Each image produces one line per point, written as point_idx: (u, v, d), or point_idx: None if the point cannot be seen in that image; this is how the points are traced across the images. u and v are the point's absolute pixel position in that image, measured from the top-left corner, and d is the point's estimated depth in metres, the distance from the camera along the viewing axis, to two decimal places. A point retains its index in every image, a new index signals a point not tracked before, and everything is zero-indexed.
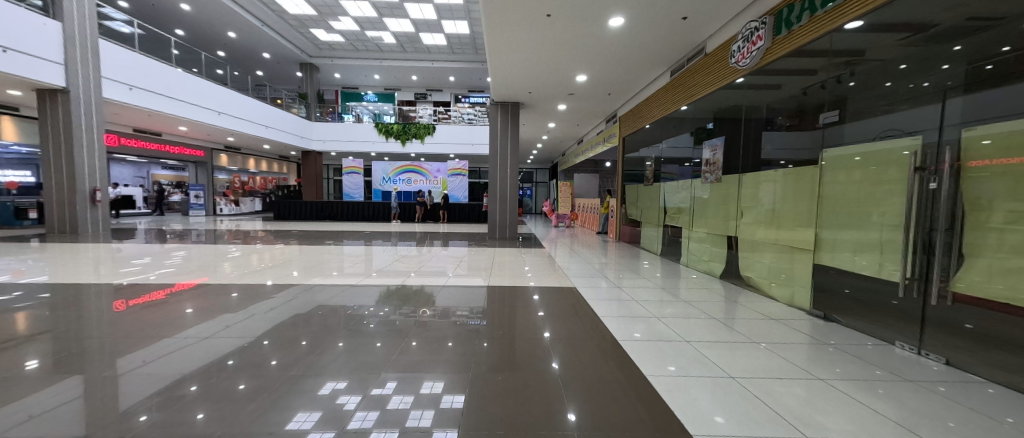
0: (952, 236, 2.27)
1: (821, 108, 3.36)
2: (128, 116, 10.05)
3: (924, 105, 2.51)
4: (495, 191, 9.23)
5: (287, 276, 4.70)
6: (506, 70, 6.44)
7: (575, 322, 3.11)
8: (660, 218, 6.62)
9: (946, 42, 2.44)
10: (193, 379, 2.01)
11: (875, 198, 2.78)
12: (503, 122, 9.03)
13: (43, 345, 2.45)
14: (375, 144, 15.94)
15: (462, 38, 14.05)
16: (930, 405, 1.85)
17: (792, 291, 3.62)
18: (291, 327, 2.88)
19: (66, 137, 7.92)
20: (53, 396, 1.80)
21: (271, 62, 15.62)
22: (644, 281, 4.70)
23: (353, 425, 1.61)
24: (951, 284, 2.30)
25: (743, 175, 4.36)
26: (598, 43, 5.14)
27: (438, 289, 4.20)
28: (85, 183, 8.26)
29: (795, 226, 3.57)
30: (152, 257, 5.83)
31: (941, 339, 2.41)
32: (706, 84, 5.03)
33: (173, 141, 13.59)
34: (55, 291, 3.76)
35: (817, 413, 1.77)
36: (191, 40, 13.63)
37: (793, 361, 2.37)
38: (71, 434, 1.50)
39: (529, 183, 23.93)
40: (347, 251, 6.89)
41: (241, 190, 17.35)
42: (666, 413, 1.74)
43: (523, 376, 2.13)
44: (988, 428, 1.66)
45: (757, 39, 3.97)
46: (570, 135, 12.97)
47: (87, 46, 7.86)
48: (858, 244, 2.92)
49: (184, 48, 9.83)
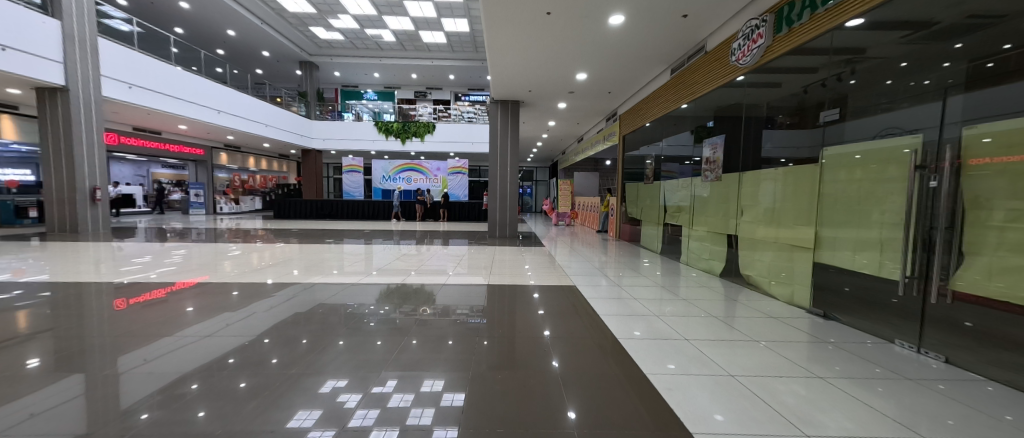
0: (952, 234, 2.27)
1: (821, 106, 3.37)
2: (127, 115, 10.04)
3: (925, 103, 2.51)
4: (495, 189, 9.21)
5: (288, 274, 4.71)
6: (506, 68, 6.43)
7: (575, 320, 3.12)
8: (660, 216, 6.62)
9: (948, 40, 2.43)
10: (193, 377, 2.02)
11: (876, 197, 2.78)
12: (503, 120, 9.01)
13: (44, 343, 2.46)
14: (375, 142, 15.90)
15: (462, 36, 14.02)
16: (930, 403, 1.86)
17: (792, 290, 3.62)
18: (291, 325, 2.89)
19: (66, 136, 7.91)
20: (53, 395, 1.80)
21: (270, 61, 15.59)
22: (644, 279, 4.71)
23: (353, 423, 1.61)
24: (951, 283, 2.30)
25: (743, 173, 4.37)
26: (599, 40, 5.13)
27: (438, 287, 4.21)
28: (85, 182, 8.25)
29: (795, 225, 3.57)
30: (152, 255, 5.85)
31: (940, 337, 2.42)
32: (706, 82, 5.04)
33: (173, 139, 13.59)
34: (56, 290, 3.78)
35: (817, 411, 1.77)
36: (191, 38, 13.60)
37: (792, 360, 2.37)
38: (72, 432, 1.50)
39: (529, 181, 23.94)
40: (348, 249, 6.91)
41: (241, 189, 17.36)
42: (666, 412, 1.75)
43: (523, 374, 2.14)
44: (989, 426, 1.66)
45: (757, 37, 3.99)
46: (570, 133, 12.97)
47: (86, 44, 7.84)
48: (858, 242, 2.92)
49: (183, 46, 9.81)
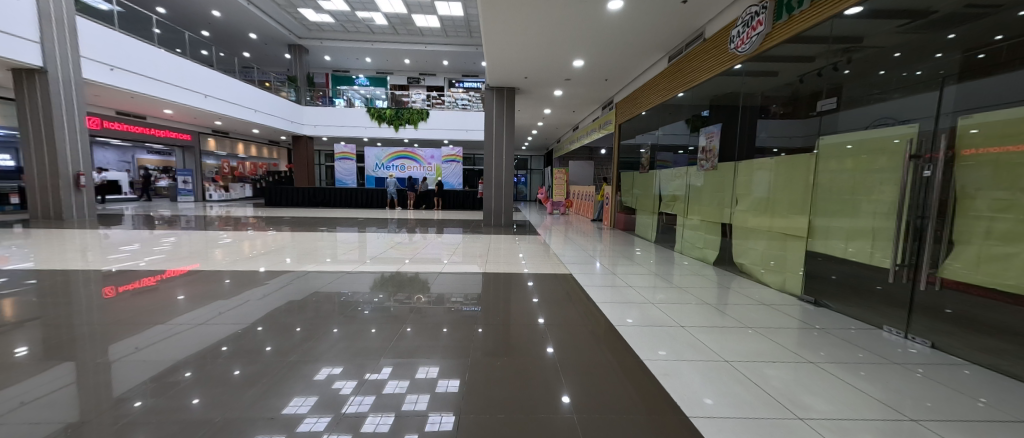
0: (942, 224, 2.30)
1: (818, 95, 3.36)
2: (109, 98, 9.72)
3: (918, 93, 2.53)
4: (490, 178, 9.12)
5: (280, 262, 4.66)
6: (502, 54, 6.29)
7: (570, 308, 3.13)
8: (655, 205, 6.63)
9: (943, 30, 2.45)
10: (188, 364, 2.01)
11: (865, 187, 2.85)
12: (500, 107, 8.87)
13: (34, 332, 2.42)
14: (368, 129, 15.60)
15: (456, 21, 13.73)
16: (911, 386, 1.92)
17: (783, 278, 3.67)
18: (286, 313, 2.86)
19: (45, 119, 7.61)
20: (45, 384, 1.78)
21: (258, 43, 15.13)
22: (639, 268, 4.72)
23: (349, 409, 1.63)
24: (939, 271, 2.33)
25: (738, 163, 4.38)
26: (597, 26, 5.02)
27: (434, 275, 4.22)
28: (68, 167, 7.99)
29: (788, 214, 3.59)
30: (141, 243, 5.77)
31: (926, 323, 2.49)
32: (704, 71, 4.97)
33: (159, 124, 13.19)
34: (42, 278, 3.69)
35: (804, 393, 1.82)
36: (174, 18, 13.12)
37: (783, 345, 2.42)
38: (65, 420, 1.49)
39: (523, 169, 23.80)
40: (341, 237, 6.85)
41: (230, 176, 17.06)
42: (659, 395, 1.79)
43: (518, 360, 2.16)
44: (968, 408, 1.72)
45: (757, 24, 3.91)
46: (565, 121, 12.89)
47: (63, 23, 7.50)
48: (850, 231, 2.96)
49: (166, 27, 9.44)
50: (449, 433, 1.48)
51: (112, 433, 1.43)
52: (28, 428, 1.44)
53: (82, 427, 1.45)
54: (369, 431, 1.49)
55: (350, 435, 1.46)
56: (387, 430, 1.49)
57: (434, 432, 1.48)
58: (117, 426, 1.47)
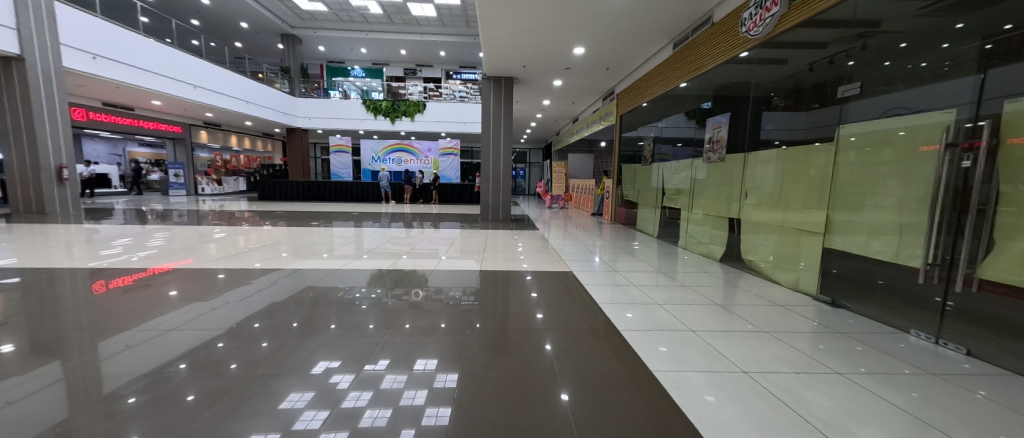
0: (983, 217, 2.12)
1: (840, 80, 3.09)
2: (94, 89, 9.47)
3: (936, 82, 2.39)
4: (489, 171, 8.96)
5: (274, 257, 4.50)
6: (502, 42, 6.06)
7: (570, 306, 2.97)
8: (658, 199, 6.45)
9: (959, 14, 2.32)
10: (182, 359, 1.88)
11: (883, 182, 2.68)
12: (498, 98, 8.61)
13: (17, 329, 2.27)
14: (364, 122, 15.33)
15: (453, 10, 13.41)
16: (938, 394, 1.80)
17: (796, 275, 3.50)
18: (281, 309, 2.73)
19: (25, 109, 7.38)
20: (30, 382, 1.63)
21: (250, 33, 14.76)
22: (641, 263, 4.57)
23: (347, 404, 1.50)
24: (978, 270, 2.16)
25: (747, 155, 4.17)
26: (601, 12, 4.82)
27: (431, 270, 4.08)
28: (50, 160, 7.78)
29: (802, 208, 3.41)
30: (132, 238, 5.63)
31: (958, 328, 2.33)
32: (711, 57, 4.76)
33: (148, 116, 12.89)
34: (27, 274, 3.54)
35: (821, 401, 1.70)
36: (163, 6, 12.76)
37: (797, 350, 2.29)
38: (55, 418, 1.37)
39: (523, 163, 23.61)
40: (336, 232, 6.70)
41: (223, 169, 16.81)
42: (664, 398, 1.65)
43: (515, 357, 2.02)
44: (1004, 420, 1.60)
45: (771, 5, 3.65)
46: (565, 113, 12.68)
47: (43, 8, 7.19)
48: (872, 227, 2.77)
49: (153, 16, 9.17)
50: (443, 430, 1.34)
51: (100, 431, 1.30)
52: (9, 428, 1.31)
53: (70, 426, 1.32)
54: (367, 425, 1.37)
55: (348, 431, 1.33)
56: (384, 424, 1.37)
57: (432, 428, 1.35)
58: (110, 422, 1.35)
